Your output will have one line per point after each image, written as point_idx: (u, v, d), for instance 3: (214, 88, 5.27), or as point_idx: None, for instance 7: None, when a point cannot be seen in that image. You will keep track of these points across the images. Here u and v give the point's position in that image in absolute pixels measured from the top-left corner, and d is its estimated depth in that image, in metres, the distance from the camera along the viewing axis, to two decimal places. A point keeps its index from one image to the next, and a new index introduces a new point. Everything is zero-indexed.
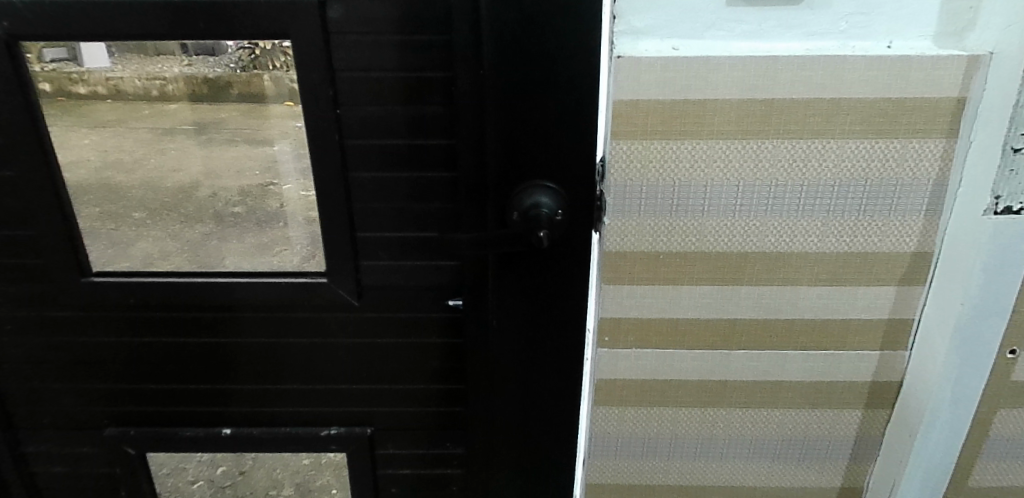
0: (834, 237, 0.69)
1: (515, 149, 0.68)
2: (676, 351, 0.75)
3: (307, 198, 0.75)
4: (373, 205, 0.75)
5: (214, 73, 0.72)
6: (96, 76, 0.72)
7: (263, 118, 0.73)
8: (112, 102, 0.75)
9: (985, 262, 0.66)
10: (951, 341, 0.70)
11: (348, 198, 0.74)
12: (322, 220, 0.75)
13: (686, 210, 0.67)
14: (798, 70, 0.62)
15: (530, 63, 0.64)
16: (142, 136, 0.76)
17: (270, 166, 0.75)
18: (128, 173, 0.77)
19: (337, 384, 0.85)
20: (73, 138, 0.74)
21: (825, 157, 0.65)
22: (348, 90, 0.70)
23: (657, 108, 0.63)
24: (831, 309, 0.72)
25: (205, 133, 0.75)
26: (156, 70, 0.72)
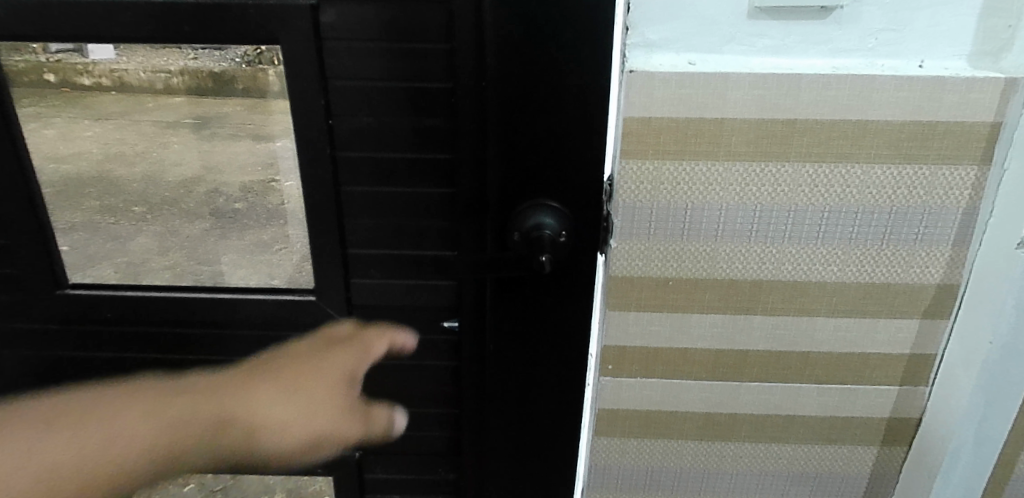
0: (855, 266, 0.65)
1: (518, 166, 0.64)
2: (681, 382, 0.71)
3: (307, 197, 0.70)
4: (368, 221, 0.71)
5: (219, 67, 0.66)
6: (102, 69, 0.67)
7: (267, 114, 0.68)
8: (117, 95, 0.69)
9: (1017, 298, 0.64)
10: (978, 379, 0.67)
11: (340, 212, 0.70)
12: (313, 233, 0.71)
13: (698, 235, 0.63)
14: (821, 90, 0.58)
15: (536, 75, 0.60)
16: (144, 129, 0.71)
17: (271, 163, 0.70)
18: (130, 167, 0.72)
19: None
20: (76, 130, 0.70)
21: (848, 182, 0.61)
22: (343, 98, 0.66)
23: (671, 126, 0.59)
24: (848, 342, 0.68)
25: (208, 128, 0.70)
26: (161, 64, 0.66)
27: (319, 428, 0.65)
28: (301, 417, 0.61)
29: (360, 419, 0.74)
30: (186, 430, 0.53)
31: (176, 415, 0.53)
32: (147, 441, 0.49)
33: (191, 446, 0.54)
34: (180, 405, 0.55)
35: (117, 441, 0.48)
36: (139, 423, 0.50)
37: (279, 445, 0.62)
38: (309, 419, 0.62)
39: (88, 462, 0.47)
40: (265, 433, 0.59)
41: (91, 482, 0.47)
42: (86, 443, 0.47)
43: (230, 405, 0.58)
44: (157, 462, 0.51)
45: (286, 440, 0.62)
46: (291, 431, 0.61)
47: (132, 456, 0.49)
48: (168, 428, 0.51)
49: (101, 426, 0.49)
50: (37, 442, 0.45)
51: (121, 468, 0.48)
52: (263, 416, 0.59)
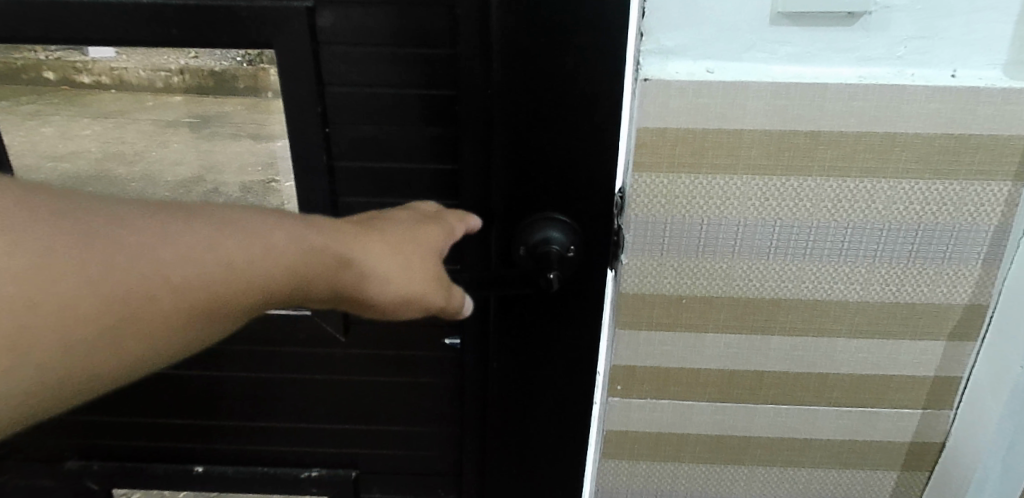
0: (879, 285, 0.62)
1: (526, 177, 0.61)
2: (694, 403, 0.67)
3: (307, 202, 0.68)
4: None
5: (220, 65, 0.63)
6: (101, 67, 0.64)
7: (267, 113, 0.65)
8: (116, 93, 0.66)
9: None
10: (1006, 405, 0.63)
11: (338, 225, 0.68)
12: None
13: (715, 251, 0.60)
14: (848, 101, 0.55)
15: (547, 82, 0.57)
16: (144, 127, 0.68)
17: (270, 162, 0.68)
18: (129, 166, 0.69)
19: (325, 423, 0.78)
20: (76, 128, 0.68)
21: (874, 198, 0.58)
22: (344, 106, 0.63)
23: (688, 137, 0.56)
24: (871, 364, 0.65)
25: (208, 127, 0.67)
26: (161, 62, 0.63)
27: (407, 277, 0.45)
28: (398, 267, 0.45)
29: (442, 299, 0.48)
30: (260, 255, 0.37)
31: (241, 234, 0.36)
32: (216, 264, 0.35)
33: (261, 282, 0.37)
34: (284, 234, 0.39)
35: (181, 254, 0.34)
36: (214, 241, 0.35)
37: (366, 290, 0.44)
38: (404, 268, 0.45)
39: (147, 277, 0.32)
40: (353, 278, 0.43)
41: (154, 301, 0.33)
42: (146, 248, 0.32)
43: (316, 238, 0.40)
44: (221, 288, 0.35)
45: (370, 296, 0.44)
46: (371, 282, 0.43)
47: (205, 278, 0.34)
48: (257, 264, 0.37)
49: (171, 230, 0.34)
50: (116, 226, 0.32)
51: (162, 290, 0.33)
52: (358, 255, 0.43)
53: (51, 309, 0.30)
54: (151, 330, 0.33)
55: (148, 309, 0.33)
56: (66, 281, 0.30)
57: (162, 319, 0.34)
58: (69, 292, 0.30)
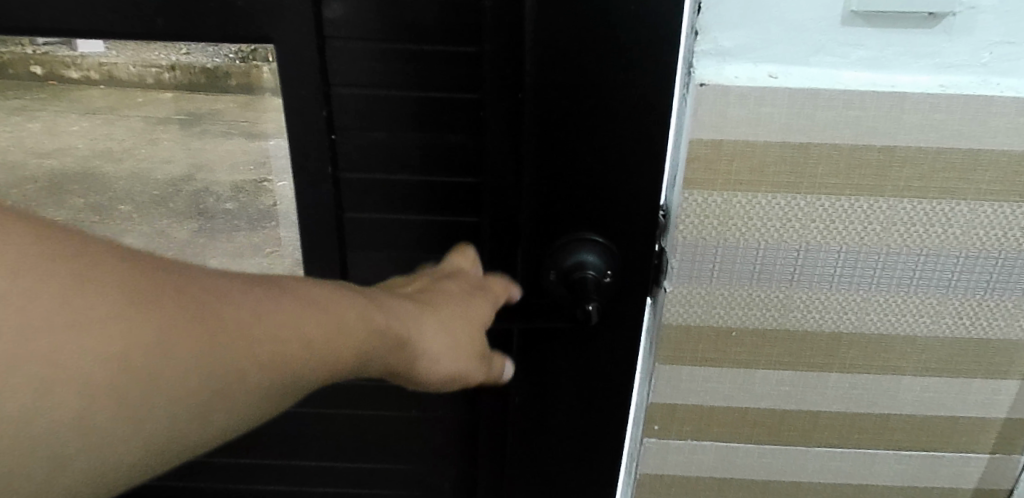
0: (952, 319, 0.55)
1: (557, 194, 0.54)
2: (739, 446, 0.61)
3: (308, 211, 0.61)
4: (373, 252, 0.63)
5: (213, 62, 0.56)
6: (90, 61, 0.57)
7: (259, 111, 0.58)
8: (105, 89, 0.59)
9: None
10: None
11: (343, 245, 0.63)
12: (309, 254, 0.64)
13: (771, 279, 0.54)
14: (929, 113, 0.48)
15: (585, 87, 0.50)
16: (134, 124, 0.60)
17: (264, 161, 0.60)
18: (116, 163, 0.62)
19: (329, 462, 0.75)
20: (61, 124, 0.61)
21: (951, 221, 0.51)
22: (351, 110, 0.57)
23: (747, 151, 0.49)
24: (937, 404, 0.58)
25: (199, 125, 0.59)
26: (153, 58, 0.56)
27: (455, 355, 0.42)
28: (449, 344, 0.42)
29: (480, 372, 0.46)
30: (342, 333, 0.33)
31: (327, 309, 0.33)
32: (306, 343, 0.31)
33: (339, 361, 0.33)
34: (363, 314, 0.35)
35: (277, 332, 0.29)
36: (304, 317, 0.31)
37: (412, 369, 0.40)
38: (454, 344, 0.42)
39: (245, 359, 0.28)
40: (408, 358, 0.39)
41: (245, 382, 0.28)
42: (247, 328, 0.28)
43: (379, 315, 0.37)
44: (307, 371, 0.31)
45: (416, 373, 0.41)
46: (421, 359, 0.40)
47: (293, 357, 0.30)
48: (336, 345, 0.33)
49: (267, 305, 0.30)
50: (218, 299, 0.28)
51: (253, 373, 0.29)
52: (413, 331, 0.39)
53: (151, 391, 0.25)
54: (235, 415, 0.29)
55: (239, 394, 0.28)
56: (167, 360, 0.25)
57: (247, 402, 0.29)
58: (173, 375, 0.25)
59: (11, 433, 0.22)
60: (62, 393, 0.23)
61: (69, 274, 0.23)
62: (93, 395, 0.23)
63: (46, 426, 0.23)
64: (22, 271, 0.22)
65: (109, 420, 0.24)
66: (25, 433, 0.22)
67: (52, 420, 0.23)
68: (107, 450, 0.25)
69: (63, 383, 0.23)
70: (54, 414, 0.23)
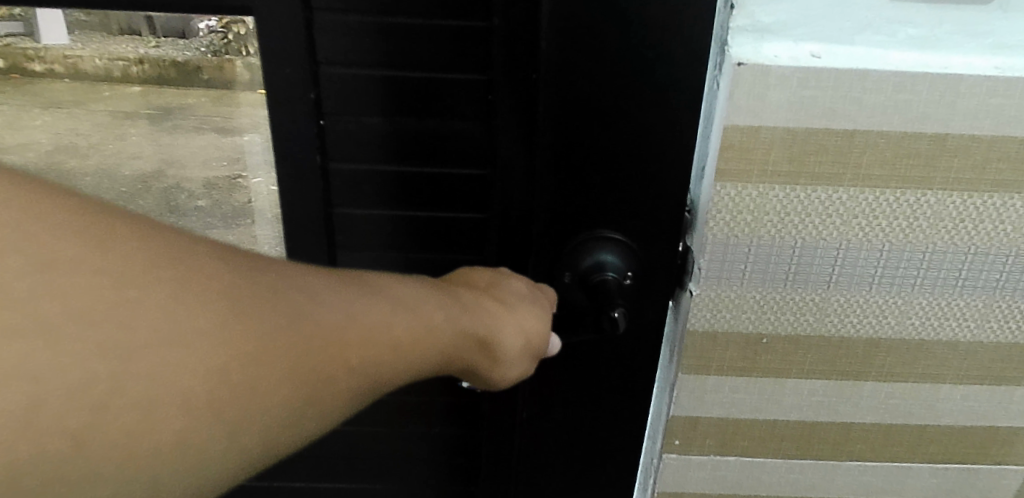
0: (998, 323, 0.50)
1: (575, 190, 0.48)
2: (766, 462, 0.56)
3: (290, 203, 0.56)
4: (364, 251, 0.58)
5: (183, 56, 0.53)
6: (53, 54, 0.54)
7: (234, 105, 0.54)
8: (70, 83, 0.56)
9: None
10: None
11: (332, 244, 0.58)
12: (292, 250, 0.58)
13: (807, 281, 0.49)
14: (984, 98, 0.43)
15: (608, 71, 0.44)
16: (99, 119, 0.57)
17: (238, 158, 0.56)
18: (83, 159, 0.59)
19: (323, 483, 0.74)
20: (24, 118, 0.58)
21: (1003, 217, 0.47)
22: (339, 93, 0.51)
23: (785, 139, 0.44)
24: (977, 414, 0.54)
25: (170, 120, 0.56)
26: (121, 51, 0.53)
27: (525, 346, 0.41)
28: (520, 342, 0.40)
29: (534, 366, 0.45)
30: (423, 333, 0.32)
31: (409, 307, 0.31)
32: (393, 345, 0.29)
33: (420, 361, 0.32)
34: (442, 312, 0.34)
35: (369, 334, 0.28)
36: (390, 318, 0.30)
37: (469, 365, 0.38)
38: (523, 340, 0.41)
39: (335, 363, 0.26)
40: (466, 357, 0.37)
41: (337, 387, 0.27)
42: (341, 330, 0.27)
43: (443, 316, 0.34)
44: (390, 372, 0.30)
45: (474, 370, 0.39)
46: (481, 356, 0.38)
47: (379, 359, 0.29)
48: (415, 347, 0.31)
49: (357, 304, 0.28)
50: (310, 300, 0.26)
51: (343, 379, 0.27)
52: (483, 328, 0.38)
53: (253, 404, 0.23)
54: (323, 423, 0.27)
55: (332, 398, 0.27)
56: (268, 369, 0.23)
57: (337, 408, 0.27)
58: (273, 383, 0.24)
59: (124, 454, 0.20)
60: (168, 412, 0.21)
61: (175, 281, 0.21)
62: (198, 414, 0.21)
63: (149, 451, 0.20)
64: (131, 280, 0.20)
65: (212, 437, 0.22)
66: (130, 460, 0.20)
67: (161, 439, 0.21)
68: (208, 470, 0.23)
69: (174, 398, 0.21)
70: (155, 437, 0.20)
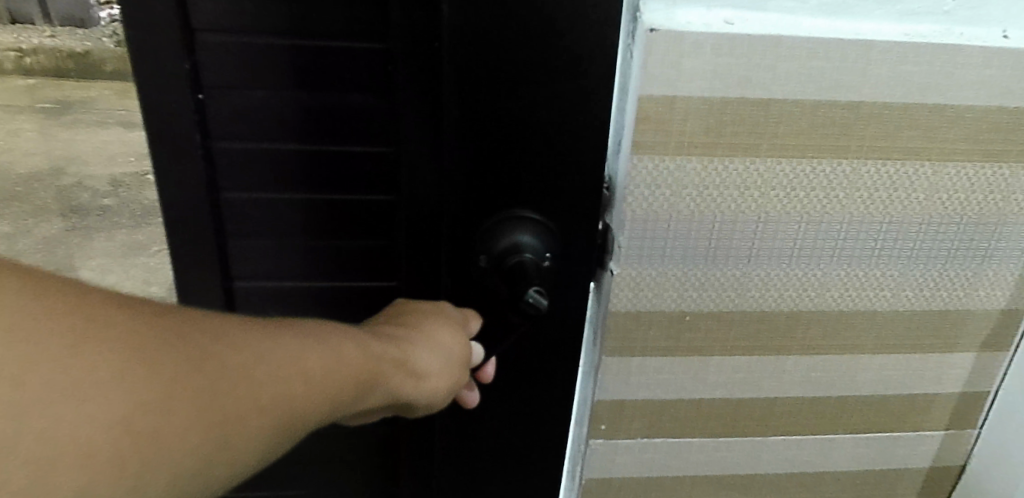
0: (913, 291, 0.51)
1: (481, 172, 0.45)
2: (693, 441, 0.55)
3: (173, 187, 0.51)
4: (257, 239, 0.55)
5: None
6: None
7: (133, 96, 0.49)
8: None
9: None
10: None
11: (220, 233, 0.53)
12: (174, 236, 0.53)
13: (728, 256, 0.48)
14: (895, 65, 0.43)
15: (513, 45, 0.41)
16: None
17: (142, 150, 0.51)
18: None
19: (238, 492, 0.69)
20: None
21: (915, 185, 0.47)
22: (221, 62, 0.47)
23: (702, 110, 0.43)
24: (895, 382, 0.55)
25: None
26: None
27: (448, 367, 0.39)
28: (442, 365, 0.39)
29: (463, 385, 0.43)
30: (331, 366, 0.30)
31: (322, 340, 0.30)
32: (304, 380, 0.28)
33: (336, 395, 0.30)
34: (355, 343, 0.32)
35: (276, 371, 0.27)
36: (300, 355, 0.29)
37: (390, 395, 0.35)
38: (445, 362, 0.39)
39: (236, 406, 0.25)
40: (379, 385, 0.34)
41: (246, 428, 0.26)
42: (248, 369, 0.26)
43: (331, 343, 0.31)
44: (306, 409, 0.29)
45: (402, 399, 0.37)
46: (401, 375, 0.35)
47: (284, 394, 0.27)
48: (319, 379, 0.29)
49: (264, 342, 0.27)
50: (216, 339, 0.25)
51: (247, 419, 0.26)
52: (394, 349, 0.36)
53: (159, 451, 0.22)
54: (235, 467, 0.26)
55: (241, 440, 0.25)
56: (171, 415, 0.22)
57: (245, 452, 0.26)
58: (177, 429, 0.23)
59: None
60: (67, 465, 0.20)
61: (70, 332, 0.20)
62: (100, 464, 0.21)
63: None
64: (26, 332, 0.19)
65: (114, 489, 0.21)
66: None
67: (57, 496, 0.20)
68: None
69: (71, 452, 0.20)
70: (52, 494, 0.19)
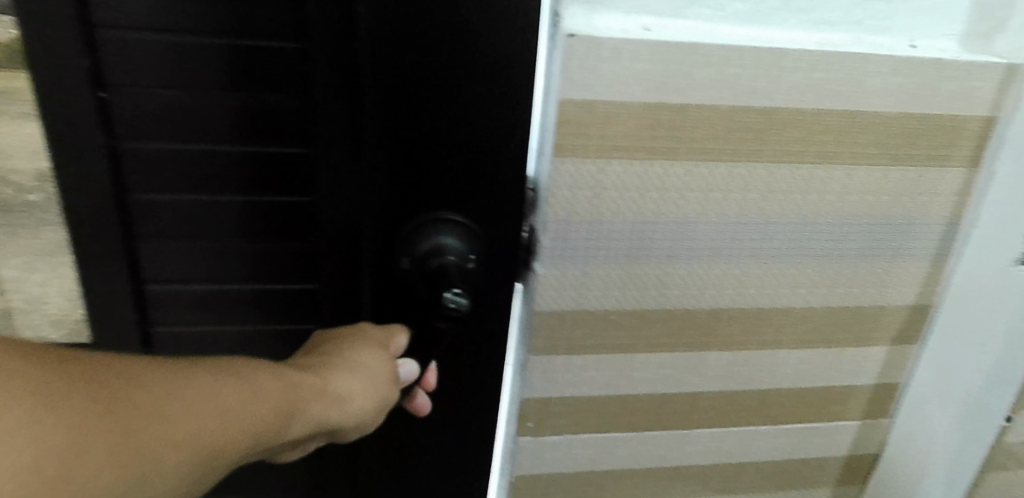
0: (827, 289, 0.53)
1: (399, 175, 0.46)
2: (618, 436, 0.57)
3: (86, 186, 0.51)
4: (174, 237, 0.55)
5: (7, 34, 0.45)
6: None
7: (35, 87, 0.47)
8: None
9: (1010, 326, 0.56)
10: (959, 412, 0.60)
11: (131, 234, 0.54)
12: (87, 237, 0.53)
13: (649, 256, 0.49)
14: (808, 72, 0.44)
15: (417, 59, 0.42)
16: None
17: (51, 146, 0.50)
18: None
19: None
20: None
21: (828, 187, 0.49)
22: (125, 62, 0.48)
23: (621, 114, 0.43)
24: (811, 375, 0.57)
25: None
26: None
27: (370, 390, 0.41)
28: (363, 390, 0.40)
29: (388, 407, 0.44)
30: (248, 399, 0.32)
31: (236, 376, 0.32)
32: (219, 414, 0.30)
33: (254, 427, 0.32)
34: (269, 376, 0.34)
35: (190, 409, 0.29)
36: (213, 391, 0.30)
37: (312, 422, 0.37)
38: (367, 387, 0.41)
39: (152, 441, 0.27)
40: (297, 416, 0.35)
41: (163, 466, 0.27)
42: (162, 407, 0.27)
43: (250, 379, 0.33)
44: (224, 443, 0.30)
45: (330, 425, 0.38)
46: (321, 402, 0.37)
47: (198, 428, 0.29)
48: (237, 412, 0.31)
49: (176, 382, 0.29)
50: (124, 382, 0.27)
51: (163, 456, 0.27)
52: (314, 377, 0.38)
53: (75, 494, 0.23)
54: None
55: (156, 478, 0.27)
56: (84, 457, 0.24)
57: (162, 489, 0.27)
58: (90, 471, 0.24)
59: None
60: None
61: None
62: None
63: None
64: None
65: None
66: None
67: None
68: None
69: None
70: None
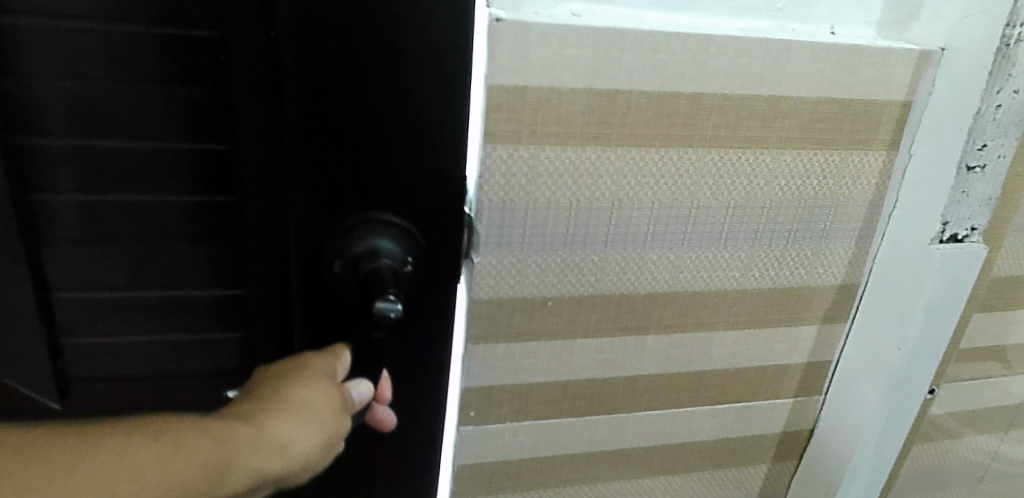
0: (758, 271, 0.55)
1: (332, 174, 0.44)
2: (560, 422, 0.57)
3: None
4: (80, 245, 0.51)
5: None
6: None
7: None
8: None
9: (929, 300, 0.57)
10: (887, 389, 0.61)
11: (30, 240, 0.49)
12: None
13: (586, 243, 0.49)
14: (733, 58, 0.45)
15: (345, 47, 0.40)
16: None
17: None
18: None
19: None
20: None
21: (757, 172, 0.50)
22: (22, 47, 0.44)
23: (551, 100, 0.44)
24: (746, 355, 0.59)
25: None
26: None
27: (318, 431, 0.37)
28: (311, 433, 0.36)
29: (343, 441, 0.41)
30: (166, 458, 0.29)
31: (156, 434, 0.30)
32: (127, 480, 0.28)
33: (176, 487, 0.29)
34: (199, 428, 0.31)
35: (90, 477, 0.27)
36: (123, 455, 0.28)
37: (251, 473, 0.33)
38: (317, 428, 0.37)
39: None
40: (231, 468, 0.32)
41: None
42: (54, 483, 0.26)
43: (169, 437, 0.30)
44: None
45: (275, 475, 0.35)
46: (261, 452, 0.33)
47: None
48: (153, 473, 0.29)
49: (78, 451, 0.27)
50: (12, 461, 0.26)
51: None
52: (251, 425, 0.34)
53: None
54: None
55: None
56: None
57: None
58: None
59: None
60: None
61: None
62: None
63: None
64: None
65: None
66: None
67: None
68: None
69: None
70: None
